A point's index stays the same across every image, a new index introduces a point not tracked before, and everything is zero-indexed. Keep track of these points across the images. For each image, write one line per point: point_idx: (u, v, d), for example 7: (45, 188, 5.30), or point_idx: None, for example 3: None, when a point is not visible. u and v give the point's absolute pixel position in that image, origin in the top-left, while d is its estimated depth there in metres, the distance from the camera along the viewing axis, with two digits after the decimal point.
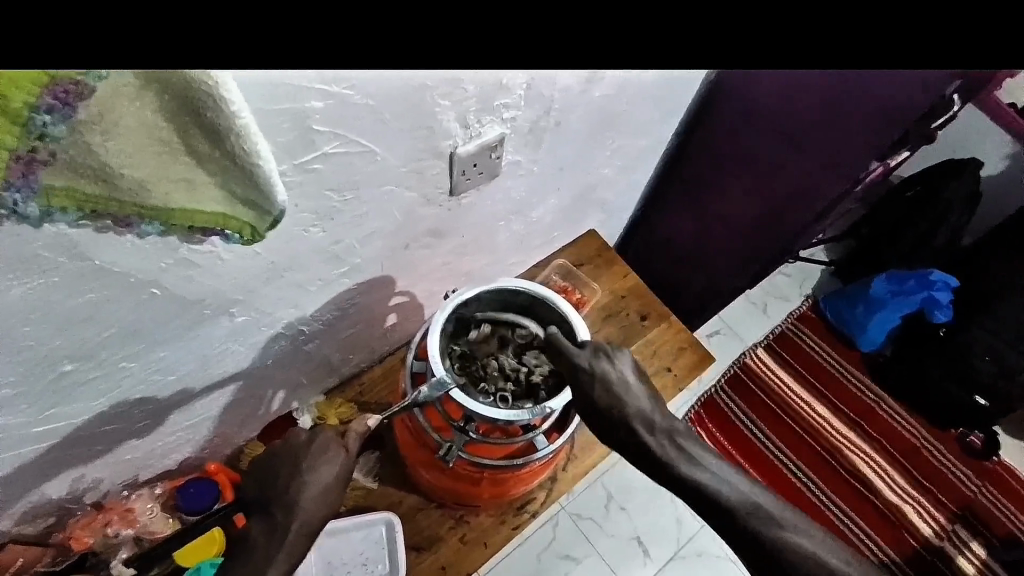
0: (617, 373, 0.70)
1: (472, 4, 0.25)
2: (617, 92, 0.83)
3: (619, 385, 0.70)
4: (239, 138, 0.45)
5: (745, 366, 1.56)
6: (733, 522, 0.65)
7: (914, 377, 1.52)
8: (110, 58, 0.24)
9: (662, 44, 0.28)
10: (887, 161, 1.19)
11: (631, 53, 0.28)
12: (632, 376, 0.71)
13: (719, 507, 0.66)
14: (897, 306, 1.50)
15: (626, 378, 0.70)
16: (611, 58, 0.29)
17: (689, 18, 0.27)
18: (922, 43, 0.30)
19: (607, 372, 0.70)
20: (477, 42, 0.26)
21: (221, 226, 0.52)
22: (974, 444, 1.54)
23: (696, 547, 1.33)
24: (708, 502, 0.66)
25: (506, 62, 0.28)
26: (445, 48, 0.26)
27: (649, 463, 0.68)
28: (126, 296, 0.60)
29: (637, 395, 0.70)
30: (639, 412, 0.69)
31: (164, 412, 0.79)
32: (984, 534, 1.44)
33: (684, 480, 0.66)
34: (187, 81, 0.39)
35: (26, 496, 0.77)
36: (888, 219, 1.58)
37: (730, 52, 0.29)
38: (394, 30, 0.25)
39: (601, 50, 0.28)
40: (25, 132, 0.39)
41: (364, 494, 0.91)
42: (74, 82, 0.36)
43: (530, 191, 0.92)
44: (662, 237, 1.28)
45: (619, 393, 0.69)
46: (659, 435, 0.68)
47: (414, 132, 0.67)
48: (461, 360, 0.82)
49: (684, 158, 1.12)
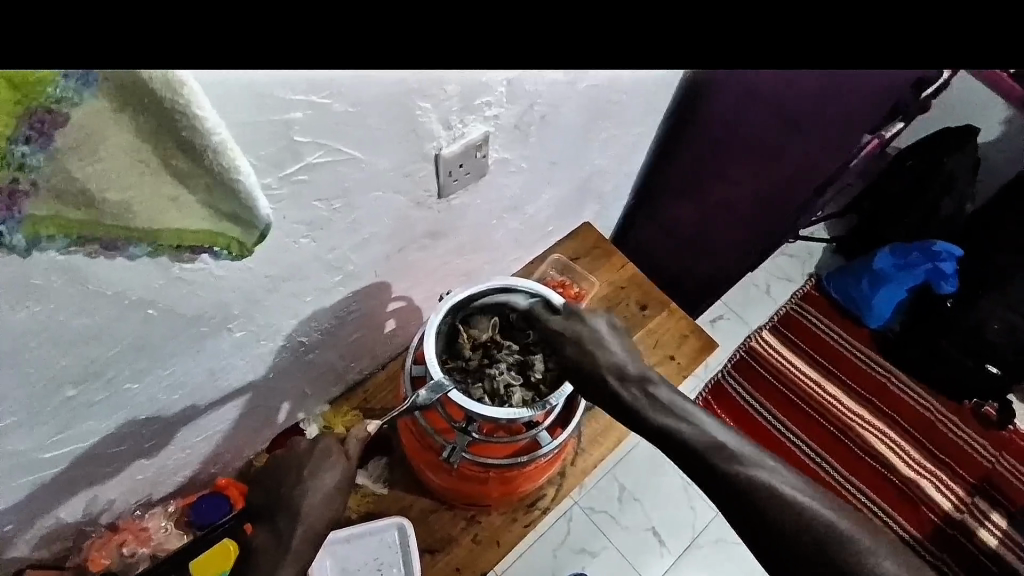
0: (592, 334, 0.73)
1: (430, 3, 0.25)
2: (600, 84, 0.82)
3: (593, 340, 0.73)
4: (216, 155, 0.45)
5: (753, 349, 1.55)
6: (711, 471, 0.64)
7: (926, 351, 1.50)
8: (91, 57, 0.25)
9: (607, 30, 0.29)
10: (882, 133, 1.17)
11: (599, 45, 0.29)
12: (608, 333, 0.73)
13: (699, 458, 0.65)
14: (903, 279, 1.50)
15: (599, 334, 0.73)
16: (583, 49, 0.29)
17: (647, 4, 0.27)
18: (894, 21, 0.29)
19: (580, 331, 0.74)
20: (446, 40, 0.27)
21: (209, 244, 0.53)
22: (988, 414, 1.51)
23: (712, 535, 1.32)
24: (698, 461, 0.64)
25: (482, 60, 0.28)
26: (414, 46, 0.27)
27: (622, 411, 0.69)
28: (122, 319, 0.61)
29: (611, 348, 0.72)
30: (612, 364, 0.71)
31: (172, 429, 0.80)
32: (1004, 504, 1.42)
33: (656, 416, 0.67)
34: (158, 95, 0.39)
35: (43, 520, 0.78)
36: (889, 192, 1.56)
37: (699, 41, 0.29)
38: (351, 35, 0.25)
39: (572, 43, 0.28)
40: (6, 163, 0.39)
41: (374, 499, 0.92)
42: (49, 109, 0.37)
43: (521, 187, 0.92)
44: (657, 225, 1.27)
45: (592, 347, 0.72)
46: (640, 394, 0.69)
47: (399, 136, 0.67)
48: (467, 373, 0.82)
49: (675, 144, 1.11)
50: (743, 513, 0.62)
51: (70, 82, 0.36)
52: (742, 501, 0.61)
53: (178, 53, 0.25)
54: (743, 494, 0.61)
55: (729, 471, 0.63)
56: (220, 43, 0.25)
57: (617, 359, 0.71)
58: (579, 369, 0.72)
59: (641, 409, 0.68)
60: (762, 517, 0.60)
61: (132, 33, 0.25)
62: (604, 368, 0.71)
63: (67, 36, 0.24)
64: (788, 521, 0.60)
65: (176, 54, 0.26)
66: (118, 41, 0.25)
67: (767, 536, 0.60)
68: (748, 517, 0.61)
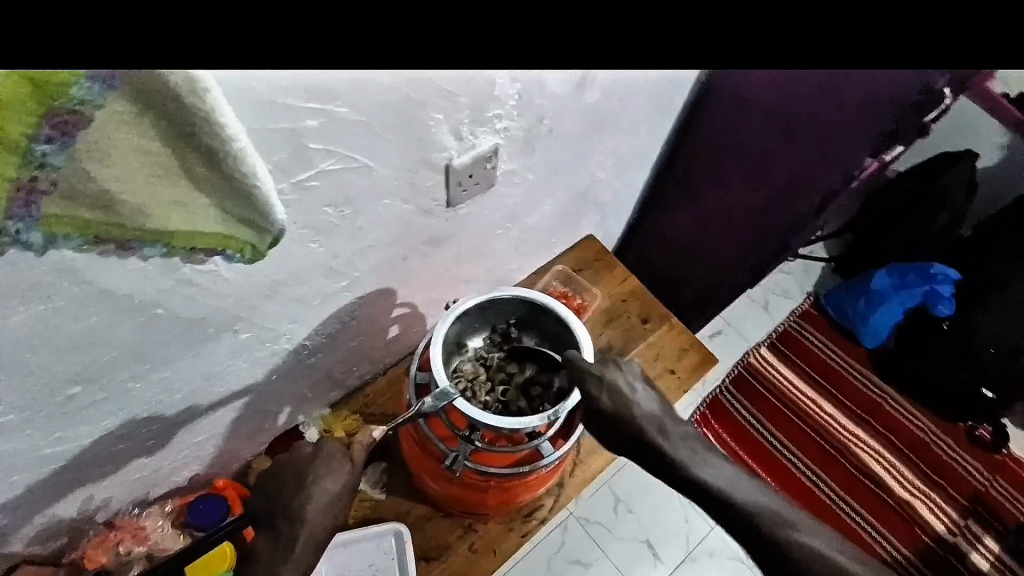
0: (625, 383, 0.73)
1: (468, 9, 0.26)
2: (608, 98, 0.83)
3: (628, 392, 0.73)
4: (234, 159, 0.46)
5: (750, 365, 1.56)
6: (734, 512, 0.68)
7: (922, 369, 1.51)
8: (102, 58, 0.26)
9: None
10: (882, 154, 1.19)
11: None
12: (641, 386, 0.74)
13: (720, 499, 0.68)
14: (901, 298, 1.52)
15: (634, 387, 0.73)
16: None
17: None
18: None
19: (613, 380, 0.73)
20: None
21: (221, 246, 0.53)
22: (983, 437, 1.52)
23: (706, 548, 1.32)
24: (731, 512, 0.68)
25: None
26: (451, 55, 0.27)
27: (655, 463, 0.70)
28: (131, 317, 0.61)
29: (645, 403, 0.73)
30: (647, 415, 0.72)
31: (171, 429, 0.80)
32: (997, 527, 1.42)
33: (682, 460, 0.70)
34: (181, 98, 0.40)
35: (38, 517, 0.78)
36: (887, 213, 1.59)
37: None
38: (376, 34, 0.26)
39: None
40: (25, 161, 0.39)
41: (371, 505, 0.92)
42: (72, 111, 0.38)
43: (526, 198, 0.93)
44: (659, 239, 1.28)
45: (628, 400, 0.72)
46: (679, 446, 0.71)
47: (409, 145, 0.68)
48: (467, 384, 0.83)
49: (679, 160, 1.12)
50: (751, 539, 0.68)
51: (96, 84, 0.36)
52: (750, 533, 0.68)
53: (187, 54, 0.26)
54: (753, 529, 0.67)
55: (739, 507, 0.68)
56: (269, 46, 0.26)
57: (653, 413, 0.73)
58: (617, 423, 0.71)
59: (682, 464, 0.69)
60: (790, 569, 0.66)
61: (129, 32, 0.25)
62: (644, 423, 0.71)
63: (84, 38, 0.24)
64: (815, 567, 0.65)
65: (187, 54, 0.26)
66: (128, 43, 0.25)
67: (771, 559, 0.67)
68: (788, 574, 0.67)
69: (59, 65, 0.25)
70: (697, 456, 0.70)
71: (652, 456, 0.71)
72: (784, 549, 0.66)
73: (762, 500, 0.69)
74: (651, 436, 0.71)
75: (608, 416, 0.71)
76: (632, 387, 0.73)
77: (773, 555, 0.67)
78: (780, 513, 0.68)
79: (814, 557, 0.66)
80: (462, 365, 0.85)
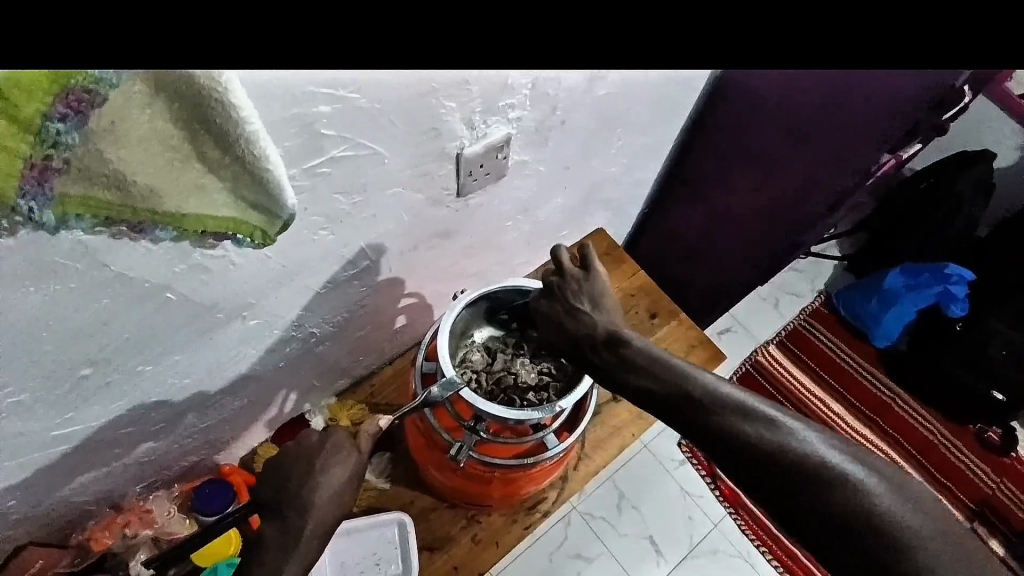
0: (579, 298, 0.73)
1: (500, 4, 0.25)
2: (622, 90, 0.82)
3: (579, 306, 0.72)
4: (247, 143, 0.46)
5: (758, 363, 1.55)
6: (686, 413, 0.60)
7: (932, 371, 1.50)
8: (119, 58, 0.25)
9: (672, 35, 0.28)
10: (899, 153, 1.17)
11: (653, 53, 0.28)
12: (593, 298, 0.72)
13: (671, 398, 0.61)
14: (912, 299, 1.49)
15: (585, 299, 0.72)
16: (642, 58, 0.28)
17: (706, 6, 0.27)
18: None
19: (566, 297, 0.73)
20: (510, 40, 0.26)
21: (231, 231, 0.53)
22: (992, 439, 1.51)
23: (709, 546, 1.32)
24: (683, 411, 0.60)
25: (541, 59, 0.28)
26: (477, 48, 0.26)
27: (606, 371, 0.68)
28: (142, 301, 0.61)
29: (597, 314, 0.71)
30: (596, 323, 0.70)
31: (180, 414, 0.80)
32: (1002, 530, 1.42)
33: (631, 363, 0.66)
34: (197, 84, 0.39)
35: (47, 499, 0.78)
36: (902, 212, 1.56)
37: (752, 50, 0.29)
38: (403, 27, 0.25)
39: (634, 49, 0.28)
40: (40, 140, 0.39)
41: (376, 495, 0.92)
42: (87, 91, 0.37)
43: (537, 190, 0.92)
44: (669, 234, 1.27)
45: (578, 314, 0.72)
46: (628, 352, 0.67)
47: (422, 134, 0.68)
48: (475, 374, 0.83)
49: (692, 155, 1.11)
50: (709, 442, 0.59)
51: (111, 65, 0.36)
52: (705, 434, 0.59)
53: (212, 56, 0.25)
54: (709, 429, 0.58)
55: (694, 407, 0.60)
56: (281, 46, 0.25)
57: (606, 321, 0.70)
58: (571, 337, 0.71)
59: (628, 367, 0.66)
60: (758, 472, 0.55)
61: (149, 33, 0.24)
62: (595, 333, 0.70)
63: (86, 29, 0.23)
64: (795, 475, 0.54)
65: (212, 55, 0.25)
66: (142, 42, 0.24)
67: (735, 463, 0.57)
68: (821, 533, 0.52)
69: (74, 65, 0.24)
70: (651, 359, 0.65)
71: (607, 368, 0.68)
72: (783, 477, 0.54)
73: (796, 441, 0.55)
74: (601, 343, 0.69)
75: (563, 333, 0.72)
76: (586, 301, 0.72)
77: (734, 460, 0.57)
78: (824, 459, 0.54)
79: (794, 465, 0.54)
80: (470, 355, 0.84)
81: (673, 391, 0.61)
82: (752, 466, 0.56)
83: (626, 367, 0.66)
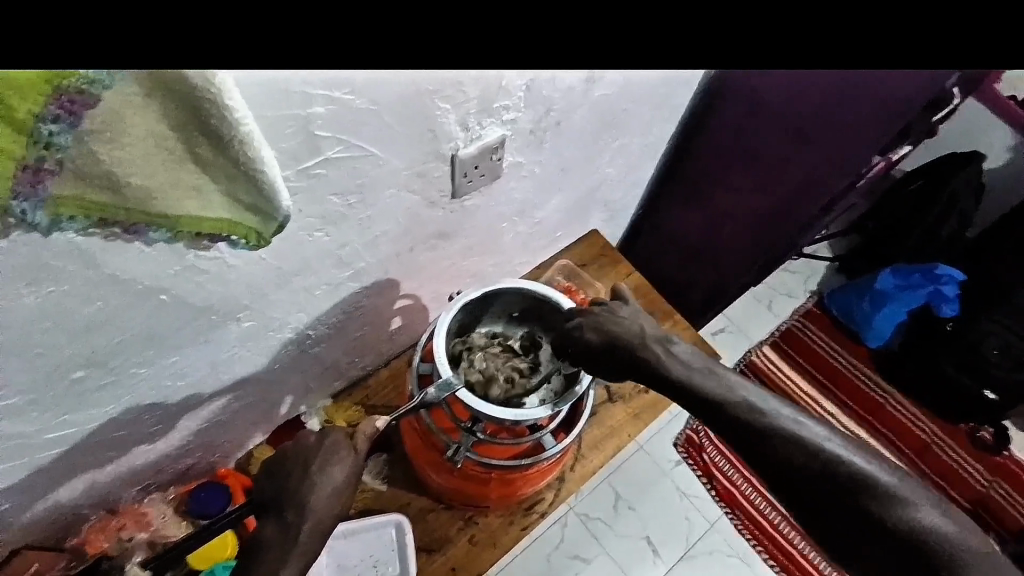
0: (605, 314, 0.72)
1: (492, 5, 0.25)
2: (616, 92, 0.83)
3: (609, 320, 0.71)
4: (241, 145, 0.46)
5: (752, 364, 1.56)
6: (728, 416, 0.61)
7: (924, 370, 1.51)
8: (111, 59, 0.25)
9: (665, 34, 0.28)
10: (891, 154, 1.18)
11: (646, 52, 0.28)
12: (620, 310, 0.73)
13: (711, 403, 0.62)
14: (903, 299, 1.51)
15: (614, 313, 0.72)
16: (634, 58, 0.28)
17: (698, 8, 0.27)
18: (934, 44, 0.29)
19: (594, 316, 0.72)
20: (503, 41, 0.27)
21: (227, 232, 0.53)
22: (985, 438, 1.52)
23: (706, 546, 1.33)
24: (725, 417, 0.61)
25: (535, 59, 0.28)
26: (469, 48, 0.27)
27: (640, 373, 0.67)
28: (137, 303, 0.61)
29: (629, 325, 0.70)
30: (628, 330, 0.69)
31: (175, 416, 0.80)
32: (996, 529, 1.43)
33: (671, 371, 0.66)
34: (193, 87, 0.40)
35: (41, 502, 0.78)
36: (893, 213, 1.58)
37: (745, 49, 0.29)
38: (394, 30, 0.25)
39: (627, 48, 0.28)
40: (33, 140, 0.39)
41: (373, 496, 0.91)
42: (82, 92, 0.37)
43: (532, 191, 0.92)
44: (664, 235, 1.28)
45: (609, 328, 0.70)
46: (668, 357, 0.67)
47: (417, 135, 0.68)
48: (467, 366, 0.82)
49: (686, 157, 1.12)
50: (748, 448, 0.60)
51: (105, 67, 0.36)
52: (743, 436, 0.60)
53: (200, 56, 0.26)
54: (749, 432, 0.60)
55: (735, 412, 0.61)
56: (272, 45, 0.25)
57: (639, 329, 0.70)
58: (602, 351, 0.69)
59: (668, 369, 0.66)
60: (796, 479, 0.57)
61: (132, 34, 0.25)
62: (629, 341, 0.68)
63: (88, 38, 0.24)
64: (837, 481, 0.56)
65: (199, 56, 0.26)
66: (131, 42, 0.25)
67: (774, 469, 0.58)
68: (862, 542, 0.54)
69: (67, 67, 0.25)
70: (698, 368, 0.66)
71: (645, 371, 0.67)
72: (825, 483, 0.56)
73: (835, 448, 0.57)
74: (637, 350, 0.68)
75: (593, 346, 0.70)
76: (617, 316, 0.72)
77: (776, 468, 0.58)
78: (863, 468, 0.56)
79: (834, 470, 0.56)
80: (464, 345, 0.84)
81: (714, 398, 0.62)
82: (794, 472, 0.57)
83: (664, 370, 0.66)
